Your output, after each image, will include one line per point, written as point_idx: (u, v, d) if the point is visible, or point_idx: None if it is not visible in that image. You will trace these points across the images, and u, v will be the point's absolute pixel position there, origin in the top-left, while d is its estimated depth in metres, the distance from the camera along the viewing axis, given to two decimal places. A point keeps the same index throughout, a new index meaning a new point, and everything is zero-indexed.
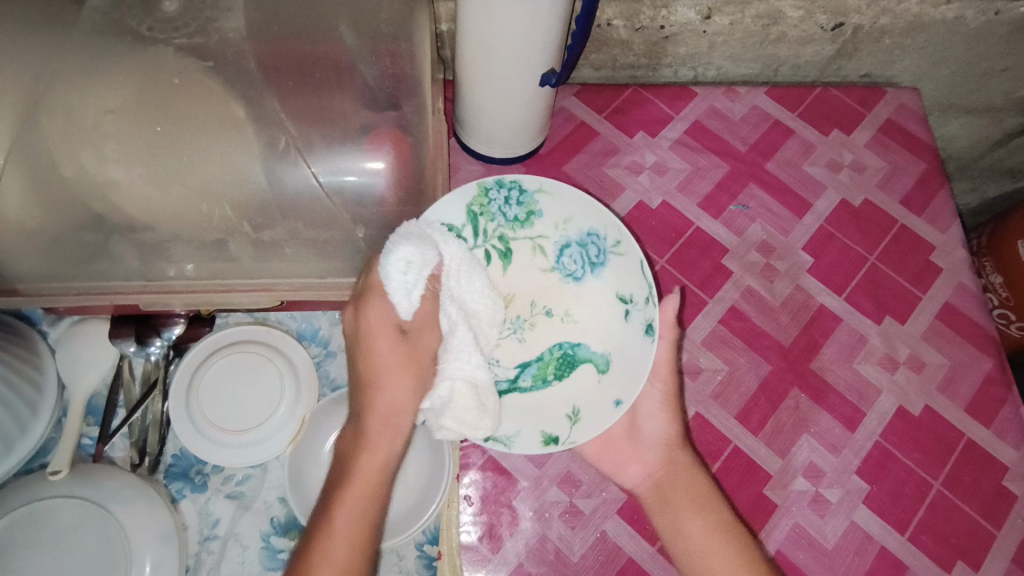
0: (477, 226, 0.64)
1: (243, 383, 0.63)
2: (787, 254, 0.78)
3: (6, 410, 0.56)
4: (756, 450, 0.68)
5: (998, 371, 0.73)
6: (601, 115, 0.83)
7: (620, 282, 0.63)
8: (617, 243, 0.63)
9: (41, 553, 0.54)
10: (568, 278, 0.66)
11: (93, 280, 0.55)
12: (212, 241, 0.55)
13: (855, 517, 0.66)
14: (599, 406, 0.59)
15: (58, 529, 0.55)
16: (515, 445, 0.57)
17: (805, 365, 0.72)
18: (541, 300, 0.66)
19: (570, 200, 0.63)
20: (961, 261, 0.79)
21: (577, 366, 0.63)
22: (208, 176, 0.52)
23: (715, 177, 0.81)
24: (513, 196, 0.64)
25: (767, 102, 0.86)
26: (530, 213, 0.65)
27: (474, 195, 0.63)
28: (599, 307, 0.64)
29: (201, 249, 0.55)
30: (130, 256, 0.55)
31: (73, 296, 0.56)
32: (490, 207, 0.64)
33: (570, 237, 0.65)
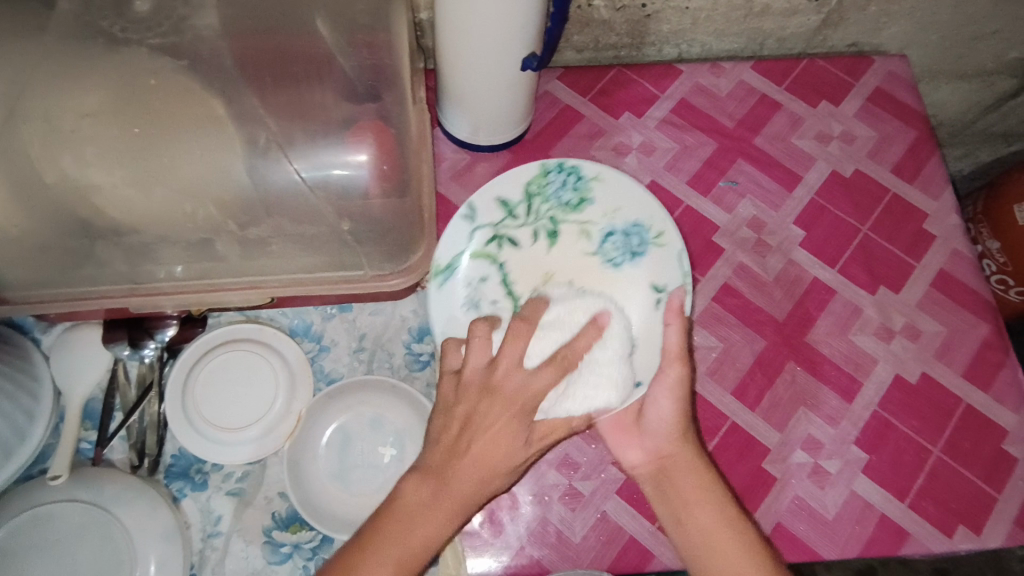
0: (531, 206, 0.67)
1: (239, 382, 0.64)
2: (779, 228, 0.77)
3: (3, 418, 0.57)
4: (754, 425, 0.68)
5: (995, 335, 0.73)
6: (586, 98, 0.83)
7: (654, 272, 0.65)
8: (660, 234, 0.65)
9: (46, 556, 0.55)
10: (607, 263, 0.66)
11: (76, 286, 0.55)
12: (198, 241, 0.54)
13: (855, 487, 0.66)
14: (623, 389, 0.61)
15: (62, 533, 0.55)
16: (546, 414, 0.57)
17: (800, 338, 0.72)
18: (579, 282, 0.66)
19: (623, 191, 0.66)
20: (954, 227, 0.78)
21: None
22: (190, 176, 0.51)
23: (703, 154, 0.81)
24: (569, 181, 0.67)
25: (753, 76, 0.85)
26: (582, 200, 0.67)
27: (534, 175, 0.67)
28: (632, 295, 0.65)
29: (186, 250, 0.54)
30: (117, 260, 0.54)
31: (62, 302, 0.55)
32: (547, 189, 0.67)
33: (615, 224, 0.66)
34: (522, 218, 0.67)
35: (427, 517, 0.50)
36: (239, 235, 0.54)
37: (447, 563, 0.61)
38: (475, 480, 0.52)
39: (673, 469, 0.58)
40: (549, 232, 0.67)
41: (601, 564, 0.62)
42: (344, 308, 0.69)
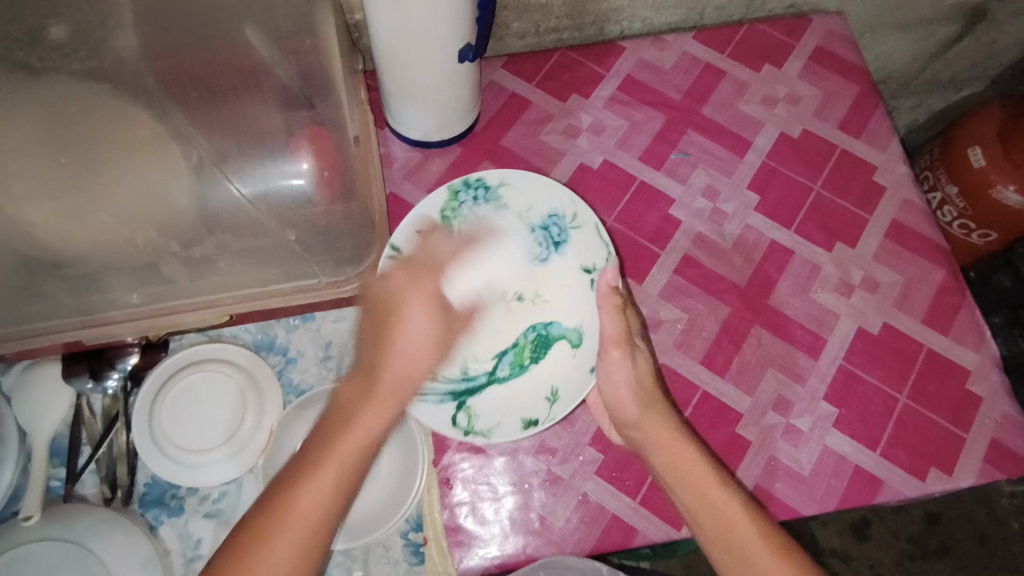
0: (451, 229, 0.68)
1: (205, 404, 0.63)
2: (733, 195, 0.78)
3: None
4: (724, 391, 0.69)
5: (951, 279, 0.74)
6: (532, 84, 0.83)
7: (582, 255, 0.69)
8: (575, 217, 0.69)
9: None
10: (535, 261, 0.69)
11: (26, 324, 0.53)
12: (143, 265, 0.53)
13: (828, 441, 0.67)
14: (578, 368, 0.64)
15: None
16: (495, 434, 0.61)
17: (763, 301, 0.73)
18: (513, 288, 0.69)
19: (531, 187, 0.69)
20: (904, 177, 0.79)
21: (552, 344, 0.66)
22: (125, 200, 0.51)
23: (653, 129, 0.81)
24: (480, 194, 0.69)
25: (696, 46, 0.85)
26: (498, 209, 0.69)
27: (445, 200, 0.68)
28: (567, 284, 0.68)
29: (133, 275, 0.53)
30: (62, 293, 0.53)
31: (13, 342, 0.54)
32: (461, 209, 0.69)
33: (533, 224, 0.69)
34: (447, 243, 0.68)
35: (377, 410, 0.51)
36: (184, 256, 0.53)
37: (434, 559, 0.61)
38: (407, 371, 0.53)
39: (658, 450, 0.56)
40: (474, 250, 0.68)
41: (587, 544, 0.63)
42: (307, 318, 0.68)
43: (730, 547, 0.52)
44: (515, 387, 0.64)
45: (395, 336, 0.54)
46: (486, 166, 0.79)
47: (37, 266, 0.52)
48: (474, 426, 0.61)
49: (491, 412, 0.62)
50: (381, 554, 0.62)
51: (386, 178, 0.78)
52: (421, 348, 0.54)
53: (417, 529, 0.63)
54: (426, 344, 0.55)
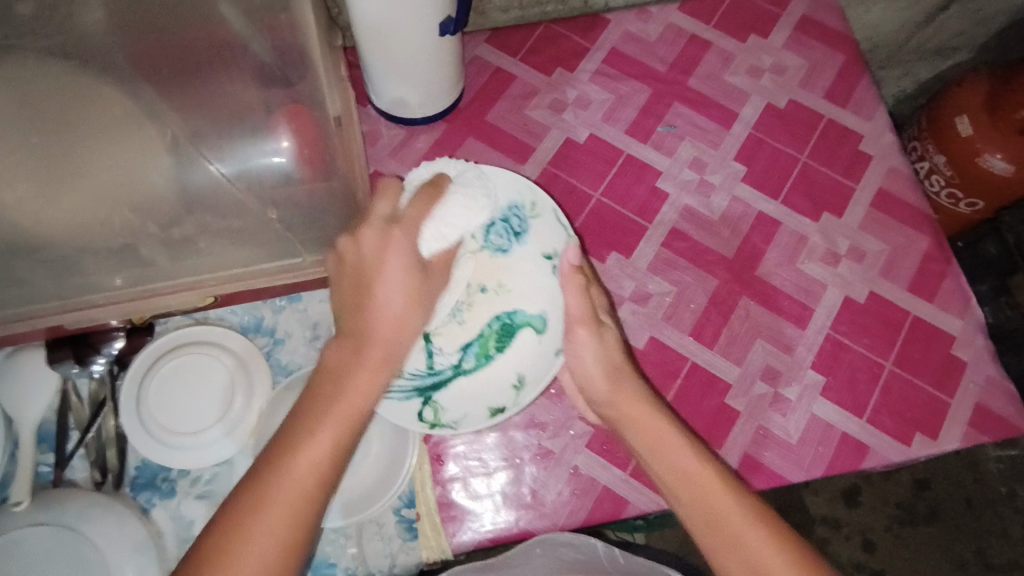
0: None
1: (192, 387, 0.63)
2: (720, 167, 0.78)
3: None
4: (713, 362, 0.69)
5: (937, 247, 0.74)
6: (516, 58, 0.82)
7: (542, 242, 0.67)
8: (534, 206, 0.68)
9: None
10: (497, 252, 0.67)
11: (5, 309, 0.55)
12: (121, 247, 0.53)
13: (815, 409, 0.67)
14: (545, 355, 0.64)
15: (30, 560, 0.54)
16: (463, 426, 0.62)
17: (751, 272, 0.73)
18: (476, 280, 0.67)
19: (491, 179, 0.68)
20: (890, 146, 0.79)
21: (517, 333, 0.66)
22: (100, 180, 0.50)
23: (639, 102, 0.80)
24: None
25: (681, 17, 0.84)
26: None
27: (402, 197, 0.65)
28: (529, 272, 0.67)
29: (115, 258, 0.54)
30: (41, 277, 0.53)
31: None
32: None
33: (493, 214, 0.68)
34: None
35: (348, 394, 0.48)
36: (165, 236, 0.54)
37: (427, 535, 0.62)
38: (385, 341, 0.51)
39: (625, 413, 0.57)
40: None
41: (579, 515, 0.63)
42: (294, 298, 0.68)
43: (705, 512, 0.51)
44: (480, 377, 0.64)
45: (375, 305, 0.52)
46: (472, 142, 0.78)
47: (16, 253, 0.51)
48: (441, 419, 0.62)
49: (458, 405, 0.63)
50: (375, 531, 0.62)
51: (371, 157, 0.77)
52: (397, 314, 0.53)
53: (410, 505, 0.63)
54: (406, 294, 0.54)
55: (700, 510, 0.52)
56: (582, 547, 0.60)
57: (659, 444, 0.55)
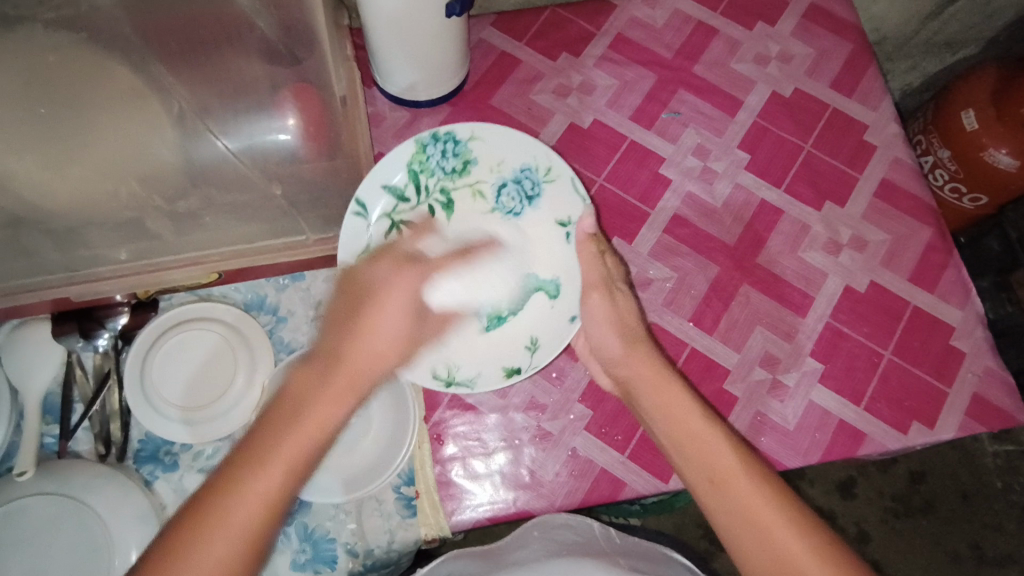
0: (419, 184, 0.65)
1: (197, 361, 0.63)
2: (724, 154, 0.78)
3: None
4: (712, 348, 0.70)
5: (938, 238, 0.74)
6: (522, 42, 0.82)
7: (556, 208, 0.67)
8: (549, 171, 0.66)
9: (18, 552, 0.55)
10: (508, 215, 0.67)
11: (7, 280, 0.54)
12: (127, 220, 0.54)
13: (813, 396, 0.68)
14: (556, 321, 0.64)
15: (33, 527, 0.56)
16: (478, 385, 0.61)
17: (752, 260, 0.73)
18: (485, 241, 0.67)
19: (503, 142, 0.66)
20: (894, 136, 0.79)
21: (529, 296, 0.66)
22: (107, 151, 0.51)
23: (644, 88, 0.80)
24: (449, 148, 0.66)
25: (688, 4, 0.84)
26: (466, 163, 0.66)
27: (413, 152, 0.64)
28: (542, 237, 0.67)
29: (122, 234, 0.54)
30: (46, 246, 0.53)
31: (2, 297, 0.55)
32: (429, 163, 0.66)
33: (505, 177, 0.67)
34: (414, 199, 0.65)
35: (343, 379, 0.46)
36: (172, 210, 0.55)
37: (426, 514, 0.62)
38: (371, 358, 0.49)
39: (631, 378, 0.57)
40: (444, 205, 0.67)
41: (576, 496, 0.64)
42: (297, 277, 0.68)
43: (710, 474, 0.50)
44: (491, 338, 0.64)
45: (368, 316, 0.50)
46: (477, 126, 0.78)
47: (25, 225, 0.52)
48: (457, 377, 0.61)
49: (470, 363, 0.62)
50: (374, 508, 0.62)
51: (376, 138, 0.77)
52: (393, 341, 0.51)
53: (409, 483, 0.64)
54: (401, 328, 0.52)
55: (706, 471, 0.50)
56: (577, 527, 0.61)
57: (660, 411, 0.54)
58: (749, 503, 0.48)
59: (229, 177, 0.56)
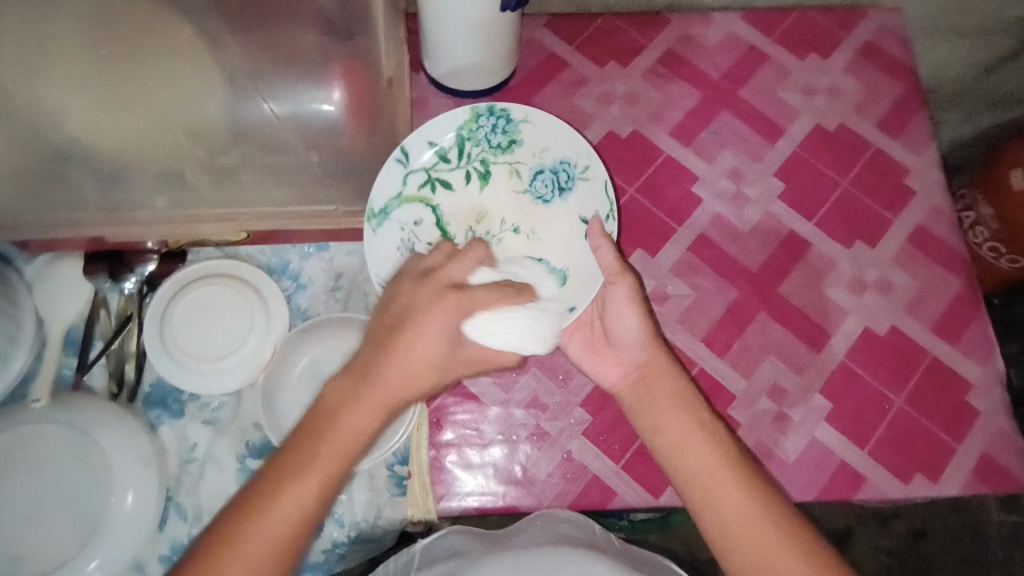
0: (462, 149, 0.65)
1: (215, 314, 0.65)
2: (758, 180, 0.77)
3: None
4: (721, 371, 0.69)
5: (967, 291, 0.73)
6: (571, 45, 0.82)
7: (584, 205, 0.64)
8: (586, 169, 0.64)
9: (23, 475, 0.57)
10: (538, 201, 0.66)
11: (52, 211, 0.57)
12: (169, 171, 0.56)
13: (816, 433, 0.67)
14: (557, 312, 0.60)
15: (41, 454, 0.58)
16: None
17: (773, 289, 0.73)
18: (511, 219, 0.66)
19: (553, 130, 0.65)
20: (936, 184, 0.78)
21: (535, 280, 0.63)
22: (159, 101, 0.53)
23: (687, 105, 0.80)
24: (499, 124, 0.65)
25: (743, 27, 0.84)
26: (512, 141, 0.65)
27: (464, 119, 0.64)
28: (566, 230, 0.65)
29: (164, 188, 0.57)
30: (89, 185, 0.56)
31: (42, 229, 0.58)
32: (477, 133, 0.65)
33: (545, 164, 0.65)
34: (454, 162, 0.65)
35: (362, 411, 0.46)
36: (212, 165, 0.57)
37: (414, 494, 0.63)
38: (420, 374, 0.48)
39: (649, 383, 0.56)
40: (480, 175, 0.66)
41: (565, 499, 0.64)
42: (322, 247, 0.69)
43: (695, 484, 0.52)
44: None
45: (404, 345, 0.47)
46: None
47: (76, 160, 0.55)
48: None
49: None
50: (365, 482, 0.63)
51: (415, 121, 0.78)
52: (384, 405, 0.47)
53: (402, 462, 0.64)
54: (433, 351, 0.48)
55: (686, 475, 0.52)
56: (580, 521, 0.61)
57: (673, 423, 0.54)
58: (730, 515, 0.50)
59: (275, 142, 0.58)
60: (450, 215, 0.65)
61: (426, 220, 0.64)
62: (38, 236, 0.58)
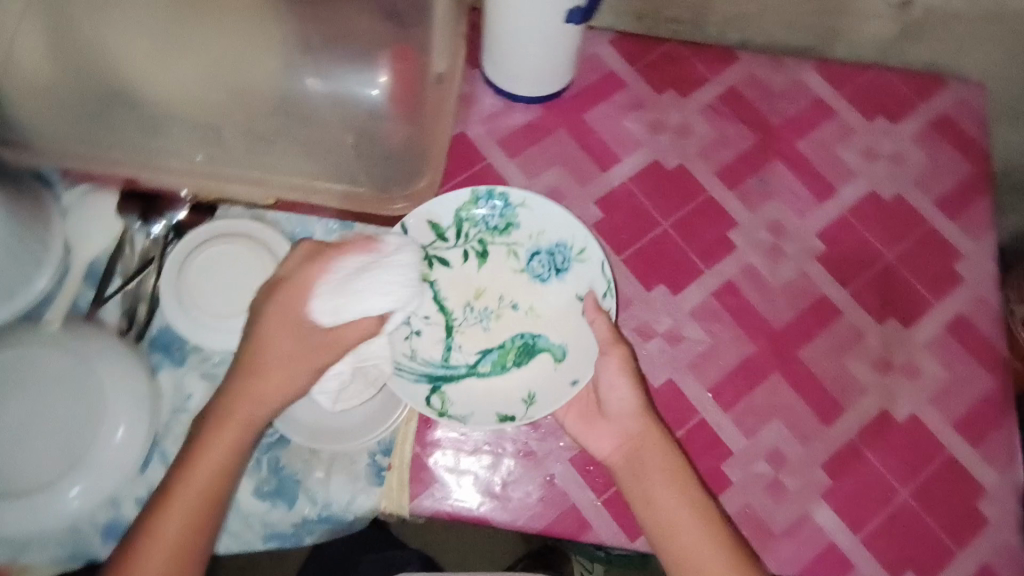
0: (460, 229, 0.69)
1: (231, 272, 0.65)
2: (799, 236, 0.75)
3: (7, 262, 0.60)
4: (722, 425, 0.67)
5: (999, 393, 0.69)
6: (633, 67, 0.81)
7: (582, 286, 0.67)
8: (582, 250, 0.68)
9: (20, 394, 0.58)
10: (534, 280, 0.69)
11: (85, 146, 0.58)
12: (209, 125, 0.58)
13: (810, 509, 0.64)
14: (557, 385, 0.63)
15: (41, 376, 0.59)
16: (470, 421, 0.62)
17: (793, 351, 0.70)
18: (509, 295, 0.68)
19: (548, 215, 0.69)
20: (987, 274, 0.74)
21: (535, 355, 0.65)
22: (213, 55, 0.57)
23: (740, 147, 0.78)
24: (498, 207, 0.69)
25: (814, 77, 0.81)
26: (508, 224, 0.69)
27: (464, 201, 0.68)
28: (563, 310, 0.67)
29: (201, 146, 0.58)
30: (132, 126, 0.58)
31: (74, 160, 0.58)
32: (476, 216, 0.69)
33: (540, 245, 0.69)
34: (452, 241, 0.69)
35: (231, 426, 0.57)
36: (256, 132, 0.59)
37: (391, 487, 0.62)
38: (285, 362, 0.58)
39: (644, 457, 0.61)
40: (478, 254, 0.69)
41: (538, 523, 0.63)
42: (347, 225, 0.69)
43: (681, 556, 0.59)
44: (489, 384, 0.65)
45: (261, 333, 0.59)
46: (563, 134, 0.78)
47: (130, 101, 0.57)
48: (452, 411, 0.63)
49: (467, 401, 0.64)
50: (345, 465, 0.63)
51: (463, 117, 0.78)
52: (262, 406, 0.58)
53: (385, 453, 0.64)
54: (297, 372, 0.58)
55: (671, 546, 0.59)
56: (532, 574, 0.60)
57: (664, 497, 0.60)
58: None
59: (317, 119, 0.59)
60: (450, 294, 0.68)
61: (425, 295, 0.67)
62: (69, 165, 0.58)
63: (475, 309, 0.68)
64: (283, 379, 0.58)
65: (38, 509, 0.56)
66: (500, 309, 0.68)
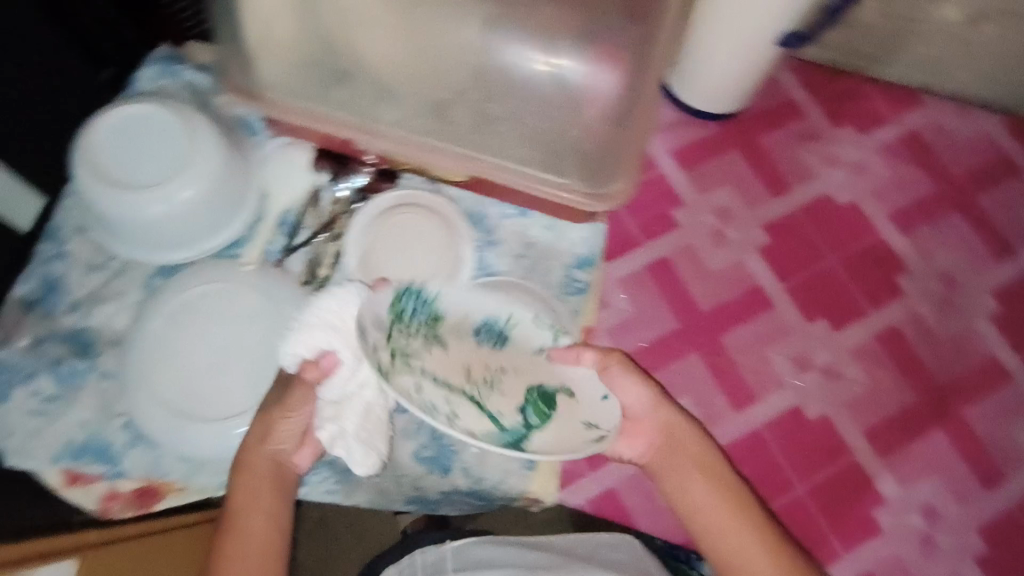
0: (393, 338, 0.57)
1: (409, 245, 0.66)
2: (972, 293, 0.74)
3: (208, 207, 0.63)
4: (876, 470, 0.68)
5: None
6: (813, 97, 0.80)
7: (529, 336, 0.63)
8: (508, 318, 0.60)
9: (214, 324, 0.62)
10: (490, 346, 0.62)
11: (305, 102, 0.60)
12: (433, 101, 0.61)
13: (958, 568, 0.66)
14: (591, 402, 0.59)
15: (234, 313, 0.63)
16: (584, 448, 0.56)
17: (955, 408, 0.70)
18: (487, 360, 0.61)
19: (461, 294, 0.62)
20: None
21: (553, 400, 0.59)
22: (455, 41, 0.62)
23: (917, 193, 0.77)
24: (417, 301, 0.60)
25: (1001, 132, 0.79)
26: (435, 317, 0.60)
27: (388, 301, 0.58)
28: (523, 359, 0.61)
29: (423, 119, 0.60)
30: (361, 91, 0.60)
31: (294, 112, 0.60)
32: (401, 315, 0.59)
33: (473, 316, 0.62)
34: (404, 345, 0.58)
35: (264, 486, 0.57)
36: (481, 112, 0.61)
37: (541, 475, 0.64)
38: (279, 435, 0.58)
39: (673, 451, 0.61)
40: (438, 339, 0.59)
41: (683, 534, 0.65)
42: (523, 213, 0.71)
43: (726, 553, 0.56)
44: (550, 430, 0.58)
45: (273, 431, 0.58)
46: (737, 154, 0.77)
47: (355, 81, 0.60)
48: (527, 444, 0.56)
49: (539, 437, 0.57)
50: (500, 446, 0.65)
51: None
52: (291, 436, 0.58)
53: None
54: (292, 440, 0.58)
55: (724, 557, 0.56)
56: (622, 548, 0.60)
57: (703, 492, 0.59)
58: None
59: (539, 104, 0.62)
60: (441, 370, 0.58)
61: (413, 393, 0.56)
62: (283, 114, 0.60)
63: (473, 386, 0.59)
64: (298, 407, 0.58)
65: (219, 435, 0.60)
66: (502, 376, 0.61)
